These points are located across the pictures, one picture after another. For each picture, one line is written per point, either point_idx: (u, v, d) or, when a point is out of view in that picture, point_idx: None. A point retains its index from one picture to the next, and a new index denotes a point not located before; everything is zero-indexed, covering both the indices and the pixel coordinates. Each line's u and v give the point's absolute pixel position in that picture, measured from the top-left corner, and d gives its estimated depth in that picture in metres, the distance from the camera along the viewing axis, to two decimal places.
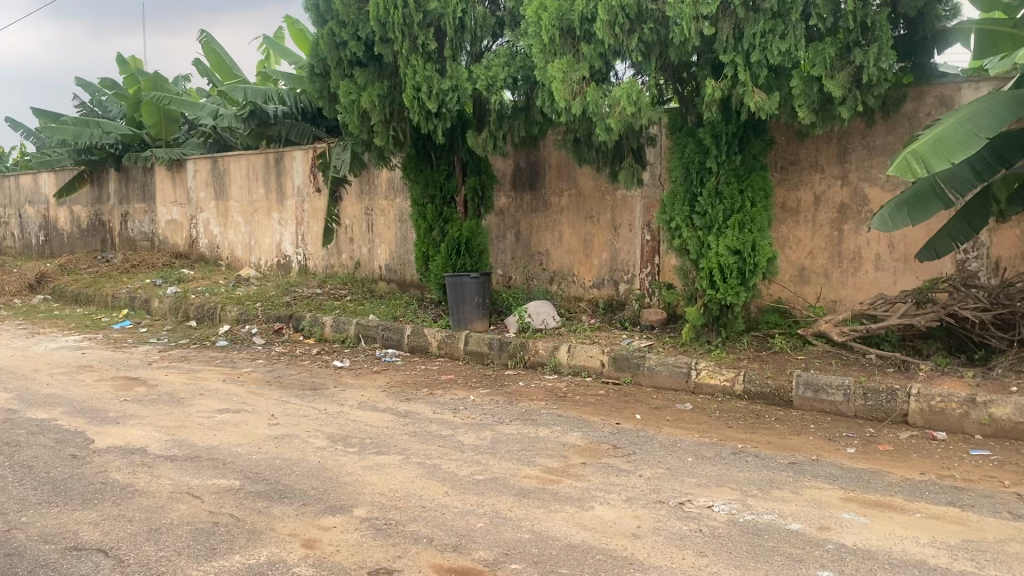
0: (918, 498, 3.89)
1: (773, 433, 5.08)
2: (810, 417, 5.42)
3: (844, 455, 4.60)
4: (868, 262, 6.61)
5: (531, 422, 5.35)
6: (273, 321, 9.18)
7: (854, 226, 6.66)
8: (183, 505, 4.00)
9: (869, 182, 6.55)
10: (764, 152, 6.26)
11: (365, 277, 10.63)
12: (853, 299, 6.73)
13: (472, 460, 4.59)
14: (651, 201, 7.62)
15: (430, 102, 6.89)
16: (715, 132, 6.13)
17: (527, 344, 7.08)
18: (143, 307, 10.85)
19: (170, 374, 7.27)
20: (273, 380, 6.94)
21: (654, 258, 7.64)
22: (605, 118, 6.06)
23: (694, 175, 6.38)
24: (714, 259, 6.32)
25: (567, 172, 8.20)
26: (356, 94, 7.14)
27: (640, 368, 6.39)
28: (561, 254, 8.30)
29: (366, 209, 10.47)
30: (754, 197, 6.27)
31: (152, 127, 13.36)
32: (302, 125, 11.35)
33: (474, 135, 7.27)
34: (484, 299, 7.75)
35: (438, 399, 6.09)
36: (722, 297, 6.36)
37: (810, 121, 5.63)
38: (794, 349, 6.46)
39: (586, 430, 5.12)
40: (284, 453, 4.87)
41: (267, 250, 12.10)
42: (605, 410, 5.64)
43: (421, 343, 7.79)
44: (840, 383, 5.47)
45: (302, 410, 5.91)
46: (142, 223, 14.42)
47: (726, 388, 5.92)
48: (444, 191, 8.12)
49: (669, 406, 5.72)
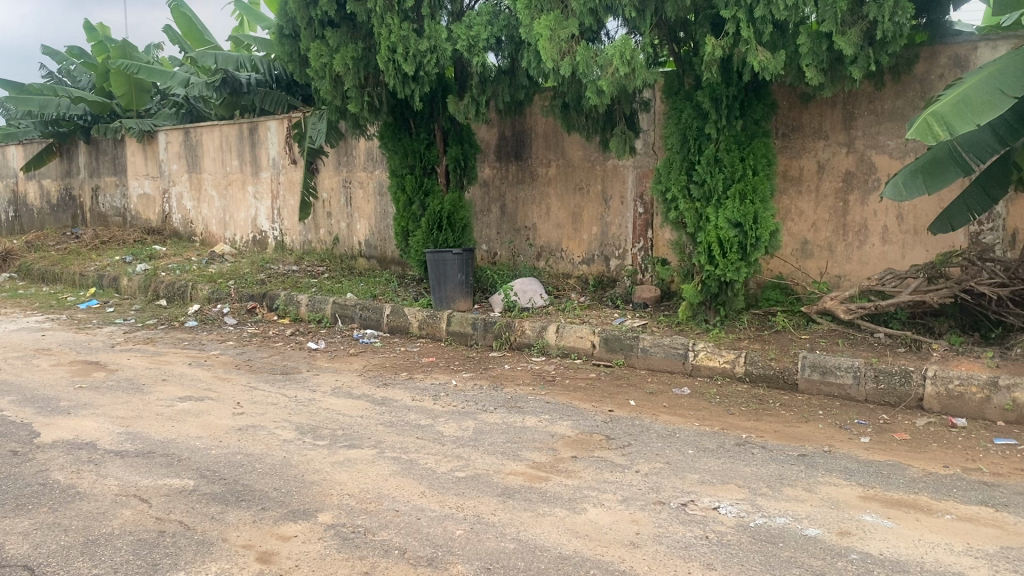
0: (946, 497, 3.51)
1: (779, 420, 4.69)
2: (817, 402, 5.04)
3: (859, 446, 4.22)
4: (875, 235, 6.21)
5: (518, 410, 4.94)
6: (246, 300, 8.71)
7: (860, 195, 6.24)
8: (127, 510, 3.58)
9: (876, 150, 6.13)
10: (766, 116, 5.82)
11: (344, 253, 10.16)
12: (859, 274, 6.33)
13: (451, 454, 4.17)
14: (643, 171, 7.18)
15: (407, 64, 6.43)
16: (714, 95, 5.70)
17: (513, 324, 6.66)
18: (111, 285, 10.35)
19: (133, 357, 6.81)
20: (242, 364, 6.50)
21: (647, 231, 7.22)
22: (595, 80, 5.64)
23: (692, 142, 5.94)
24: (713, 232, 5.89)
25: (554, 141, 7.74)
26: (329, 56, 6.67)
27: (633, 349, 5.97)
28: (549, 228, 7.87)
29: (344, 181, 9.99)
30: (756, 165, 5.83)
31: (120, 97, 12.78)
32: (276, 93, 10.61)
33: (455, 100, 6.81)
34: (467, 276, 7.31)
35: (418, 384, 5.66)
36: (721, 273, 5.94)
37: (818, 82, 5.21)
38: (797, 328, 6.05)
39: (576, 419, 4.72)
40: (247, 447, 4.45)
41: (242, 225, 11.61)
42: (597, 395, 5.24)
43: (402, 323, 7.36)
44: (849, 364, 5.08)
45: (271, 397, 5.48)
46: (113, 197, 13.85)
47: (726, 371, 5.52)
48: (424, 161, 7.64)
49: (666, 391, 5.32)
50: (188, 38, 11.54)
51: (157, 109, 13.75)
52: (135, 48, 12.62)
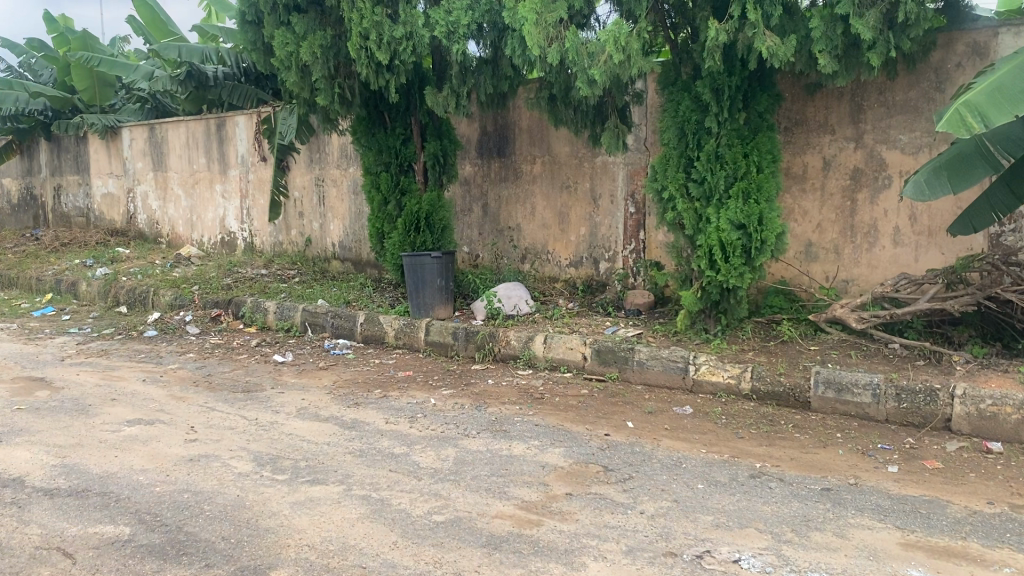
0: (998, 545, 3.05)
1: (794, 446, 4.22)
2: (833, 423, 4.57)
3: (887, 477, 3.76)
4: (886, 236, 5.75)
5: (503, 434, 4.44)
6: (211, 307, 8.16)
7: (870, 194, 5.78)
8: (46, 570, 3.04)
9: (887, 145, 5.68)
10: (771, 108, 5.35)
11: (317, 255, 9.62)
12: (869, 279, 5.88)
13: (429, 492, 3.66)
14: (635, 168, 6.69)
15: (380, 53, 5.91)
16: (715, 85, 5.21)
17: (498, 334, 6.17)
18: (69, 290, 9.73)
19: (83, 373, 6.24)
20: (202, 380, 5.96)
21: (639, 232, 6.73)
22: (587, 69, 5.15)
23: (691, 136, 5.44)
24: (714, 234, 5.38)
25: (539, 136, 7.24)
26: (294, 44, 6.15)
27: (628, 363, 5.48)
28: (535, 229, 7.37)
29: (316, 179, 9.44)
30: (760, 162, 5.35)
31: (82, 91, 12.15)
32: (245, 86, 10.19)
33: (434, 91, 6.33)
34: (447, 282, 6.79)
35: (393, 404, 5.15)
36: (723, 279, 5.44)
37: (832, 70, 4.73)
38: (804, 338, 5.57)
39: (569, 446, 4.22)
40: (196, 483, 3.91)
41: (210, 226, 11.04)
42: (590, 416, 4.75)
43: (377, 333, 6.85)
44: (867, 381, 4.62)
45: (229, 420, 4.94)
46: (76, 197, 13.20)
47: (730, 387, 5.04)
48: (400, 158, 7.12)
49: (666, 410, 4.83)
50: (150, 28, 10.90)
51: (121, 104, 13.12)
52: (97, 40, 12.00)
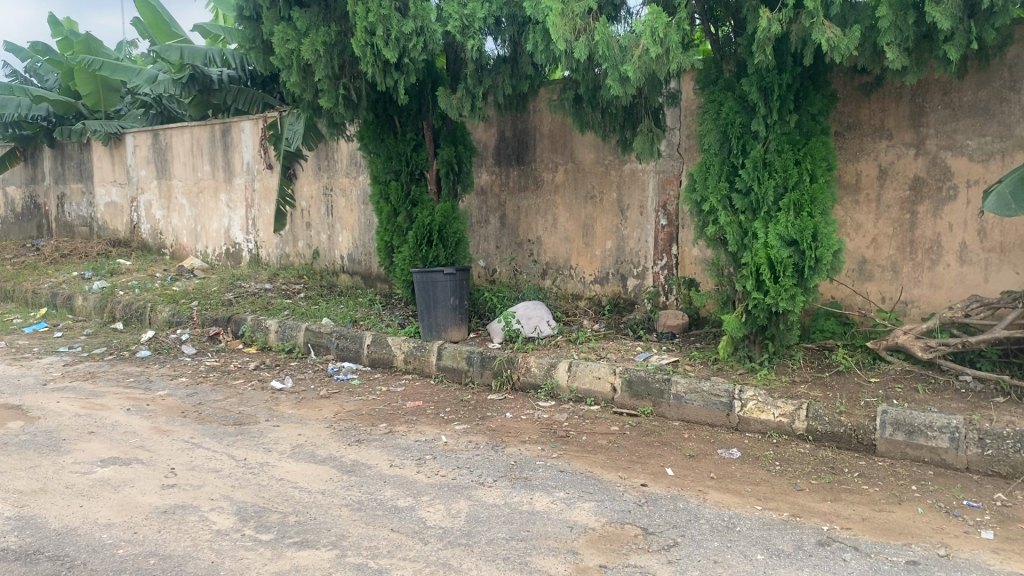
0: None
1: (865, 501, 3.62)
2: (905, 471, 3.96)
3: (983, 547, 3.15)
4: (951, 253, 5.13)
5: (524, 483, 3.86)
6: (209, 325, 7.64)
7: (931, 206, 5.16)
8: None
9: (952, 151, 5.07)
10: (826, 110, 4.75)
11: (324, 268, 9.09)
12: (931, 301, 5.25)
13: (436, 561, 3.08)
14: (667, 176, 6.10)
15: (388, 49, 5.34)
16: (763, 84, 4.64)
17: (516, 360, 5.59)
18: (65, 304, 9.24)
19: (63, 400, 5.70)
20: (191, 409, 5.41)
21: (670, 247, 6.13)
22: (620, 65, 4.58)
23: (735, 141, 4.86)
24: (761, 252, 4.78)
25: (562, 142, 6.67)
26: (295, 41, 5.57)
27: (664, 396, 4.89)
28: (556, 242, 6.79)
29: (324, 188, 8.92)
30: (814, 169, 4.74)
31: (85, 97, 11.71)
32: (250, 91, 9.69)
33: (446, 93, 5.75)
34: (461, 301, 6.23)
35: (398, 441, 4.58)
36: (772, 302, 4.83)
37: (901, 65, 4.12)
38: (862, 368, 4.95)
39: (601, 499, 3.63)
40: (166, 545, 3.34)
41: (215, 236, 10.54)
42: (623, 460, 4.16)
43: (385, 356, 6.29)
44: (944, 423, 4.02)
45: (215, 460, 4.40)
46: (79, 206, 12.75)
47: (782, 427, 4.45)
48: (411, 165, 6.55)
49: (711, 454, 4.23)
50: (153, 30, 10.41)
51: (127, 109, 12.67)
52: (101, 43, 11.56)
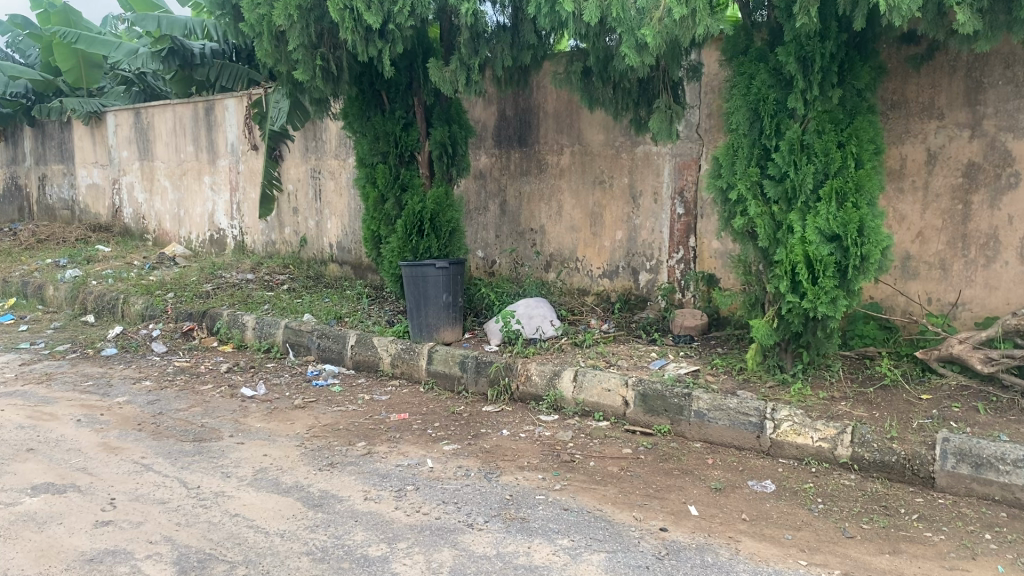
0: None
1: (932, 554, 2.99)
2: (972, 512, 3.34)
3: None
4: (1011, 250, 4.48)
5: (522, 526, 3.25)
6: (184, 320, 7.04)
7: (988, 196, 4.50)
8: None
9: (1014, 133, 4.40)
10: (874, 84, 4.08)
11: (312, 257, 8.48)
12: (985, 303, 4.60)
13: None
14: (685, 159, 5.45)
15: (370, 14, 4.69)
16: (801, 53, 4.00)
17: (515, 367, 4.97)
18: (36, 294, 8.63)
19: (8, 408, 5.09)
20: (148, 421, 4.80)
21: (688, 238, 5.48)
22: (637, 30, 3.95)
23: (767, 120, 4.21)
24: (798, 248, 4.13)
25: (568, 122, 6.02)
26: (267, 5, 4.92)
27: (683, 412, 4.27)
28: (561, 231, 6.15)
29: (312, 170, 8.28)
30: (860, 153, 4.08)
31: (66, 73, 11.03)
32: (235, 66, 9.05)
33: (438, 64, 5.09)
34: (454, 298, 5.60)
35: (377, 465, 3.98)
36: (809, 306, 4.20)
37: (973, 29, 3.44)
38: (910, 381, 4.31)
39: (613, 550, 3.02)
40: None
41: (198, 221, 9.93)
42: (637, 494, 3.55)
43: (370, 359, 5.68)
44: (1019, 455, 3.39)
45: (165, 488, 3.79)
46: (60, 188, 12.13)
47: (822, 453, 3.82)
48: (400, 147, 5.92)
49: (740, 487, 3.61)
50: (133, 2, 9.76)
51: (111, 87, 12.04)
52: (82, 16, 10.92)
